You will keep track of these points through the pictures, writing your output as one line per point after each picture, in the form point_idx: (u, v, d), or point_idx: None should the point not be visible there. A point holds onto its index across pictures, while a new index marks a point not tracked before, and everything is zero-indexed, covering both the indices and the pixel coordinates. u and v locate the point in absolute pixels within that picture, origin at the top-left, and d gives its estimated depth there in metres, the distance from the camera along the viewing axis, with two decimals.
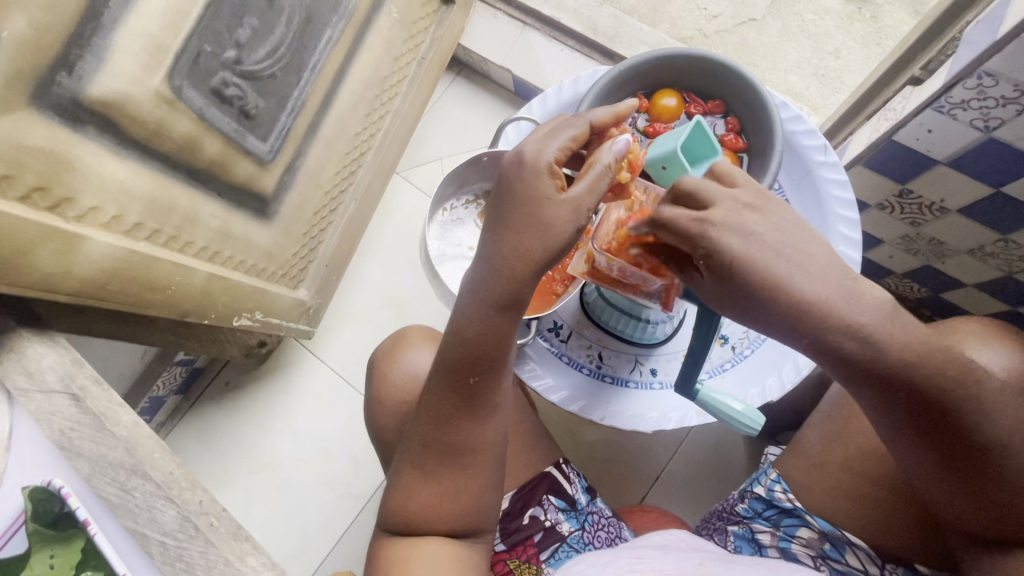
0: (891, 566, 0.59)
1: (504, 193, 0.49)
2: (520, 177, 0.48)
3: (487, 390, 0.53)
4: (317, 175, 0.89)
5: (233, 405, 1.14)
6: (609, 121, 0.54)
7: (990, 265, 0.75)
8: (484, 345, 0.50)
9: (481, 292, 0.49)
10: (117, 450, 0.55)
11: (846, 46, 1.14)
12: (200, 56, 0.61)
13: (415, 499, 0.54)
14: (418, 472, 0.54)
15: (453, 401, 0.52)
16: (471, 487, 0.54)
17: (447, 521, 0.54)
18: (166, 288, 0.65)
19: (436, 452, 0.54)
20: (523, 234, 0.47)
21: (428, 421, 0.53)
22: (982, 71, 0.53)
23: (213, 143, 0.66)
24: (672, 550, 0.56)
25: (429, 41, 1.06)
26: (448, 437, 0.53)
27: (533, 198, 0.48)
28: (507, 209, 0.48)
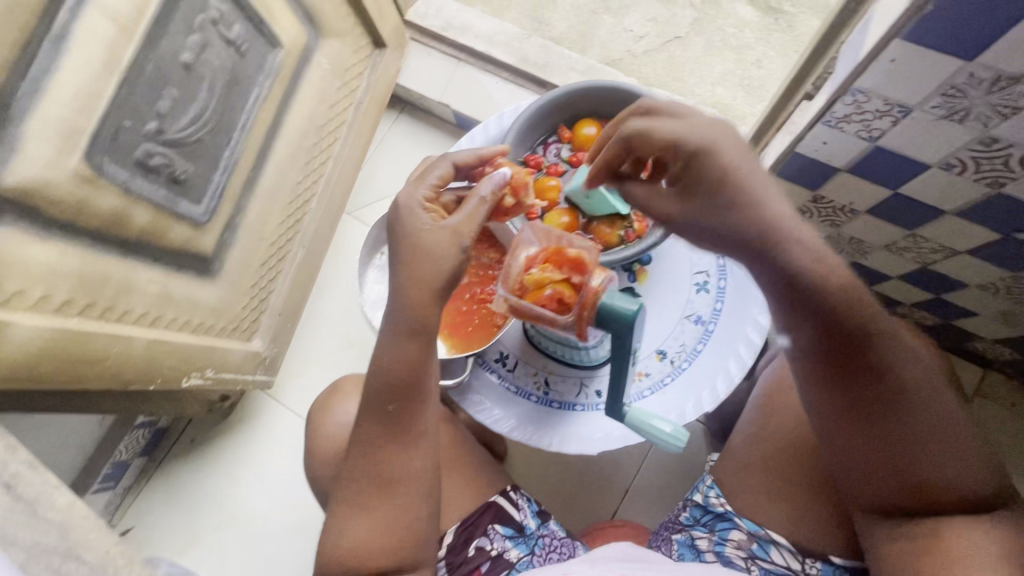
0: (812, 561, 0.62)
1: (392, 236, 0.53)
2: (400, 221, 0.53)
3: (411, 416, 0.55)
4: (260, 227, 0.90)
5: (200, 461, 1.14)
6: (473, 161, 0.58)
7: (907, 259, 0.79)
8: (400, 373, 0.53)
9: (388, 321, 0.53)
10: (49, 535, 0.52)
11: (768, 56, 1.19)
12: (119, 131, 0.62)
13: (350, 534, 0.55)
14: (352, 507, 0.55)
15: (380, 429, 0.55)
16: (405, 518, 0.55)
17: (383, 555, 0.54)
18: (104, 360, 0.66)
19: (368, 484, 0.55)
20: (413, 267, 0.51)
21: (359, 453, 0.56)
22: (855, 89, 0.55)
23: (142, 213, 0.68)
24: (597, 561, 0.58)
25: (365, 85, 1.09)
26: (378, 467, 0.55)
27: (414, 236, 0.52)
28: (396, 249, 0.53)
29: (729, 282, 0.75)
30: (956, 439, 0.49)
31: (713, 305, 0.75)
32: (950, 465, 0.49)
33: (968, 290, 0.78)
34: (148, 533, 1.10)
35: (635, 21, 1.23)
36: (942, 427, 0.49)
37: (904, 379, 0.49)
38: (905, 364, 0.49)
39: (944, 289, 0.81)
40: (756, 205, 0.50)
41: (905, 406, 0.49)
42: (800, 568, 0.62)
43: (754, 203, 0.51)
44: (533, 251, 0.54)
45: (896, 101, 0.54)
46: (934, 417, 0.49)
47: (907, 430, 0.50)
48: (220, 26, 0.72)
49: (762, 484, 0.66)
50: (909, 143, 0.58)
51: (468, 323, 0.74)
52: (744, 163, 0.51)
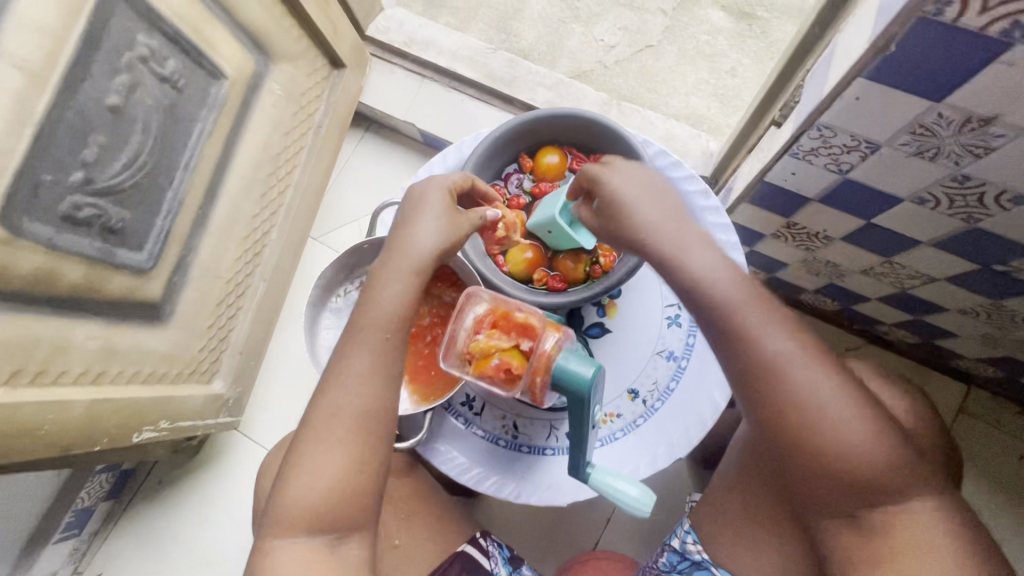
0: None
1: (414, 200, 0.61)
2: (424, 188, 0.61)
3: (399, 349, 0.56)
4: (214, 266, 0.86)
5: (169, 502, 1.10)
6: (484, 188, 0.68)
7: (885, 283, 0.76)
8: (395, 317, 0.56)
9: (384, 272, 0.57)
10: None
11: (742, 63, 1.16)
12: (38, 186, 0.58)
13: (320, 475, 0.51)
14: (316, 448, 0.52)
15: (362, 360, 0.54)
16: (368, 467, 0.53)
17: (356, 496, 0.52)
18: (37, 429, 0.61)
19: (335, 423, 0.53)
20: (428, 226, 0.59)
21: (337, 385, 0.53)
22: (819, 124, 0.52)
23: (73, 269, 0.63)
24: None
25: (324, 108, 1.04)
26: (356, 397, 0.53)
27: (435, 204, 0.60)
28: (414, 211, 0.60)
29: None
30: (832, 427, 0.48)
31: (685, 339, 0.72)
32: (860, 448, 0.48)
33: (949, 313, 0.76)
34: None
35: (605, 30, 1.19)
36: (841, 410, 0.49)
37: (779, 363, 0.49)
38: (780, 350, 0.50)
39: (924, 311, 0.78)
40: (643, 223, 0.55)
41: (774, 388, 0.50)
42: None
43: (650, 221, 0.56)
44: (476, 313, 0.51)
45: (863, 137, 0.50)
46: (832, 401, 0.49)
47: (808, 420, 0.49)
48: (151, 63, 0.67)
49: (741, 533, 0.63)
50: (879, 177, 0.55)
51: (430, 368, 0.70)
52: (639, 195, 0.56)
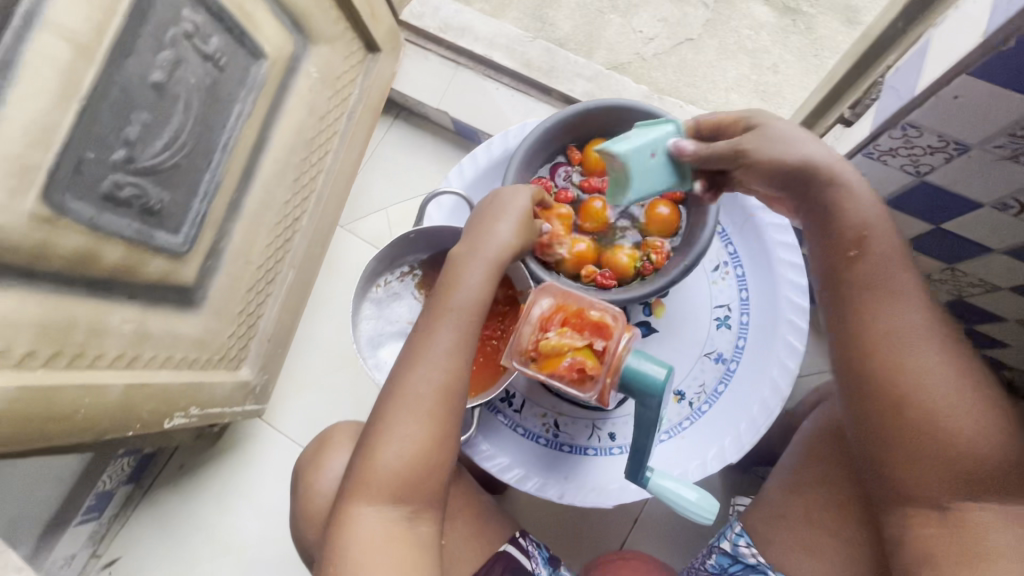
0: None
1: (496, 202, 0.60)
2: (507, 194, 0.60)
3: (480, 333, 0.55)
4: (247, 251, 0.84)
5: (189, 489, 1.09)
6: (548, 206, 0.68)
7: (941, 290, 0.74)
8: (481, 295, 0.55)
9: (468, 250, 0.57)
10: None
11: (784, 60, 1.13)
12: (82, 163, 0.55)
13: (403, 448, 0.52)
14: (402, 416, 0.52)
15: (449, 331, 0.54)
16: (450, 442, 0.53)
17: (433, 473, 0.53)
18: (74, 414, 0.60)
19: (424, 394, 0.52)
20: (510, 223, 0.58)
21: (422, 357, 0.53)
22: (905, 122, 0.50)
23: (113, 250, 0.61)
24: None
25: (358, 92, 1.02)
26: (440, 375, 0.53)
27: (516, 209, 0.59)
28: (494, 210, 0.59)
29: (753, 317, 0.70)
30: (950, 395, 0.51)
31: (735, 342, 0.70)
32: (971, 434, 0.50)
33: (1005, 323, 0.73)
34: (136, 563, 1.06)
35: (644, 22, 1.15)
36: (959, 394, 0.51)
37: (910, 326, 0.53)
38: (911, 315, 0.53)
39: (977, 321, 0.76)
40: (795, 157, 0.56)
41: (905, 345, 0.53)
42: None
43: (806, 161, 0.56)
44: (541, 311, 0.49)
45: (953, 138, 0.48)
46: (955, 386, 0.51)
47: (922, 394, 0.51)
48: (195, 40, 0.65)
49: (798, 534, 0.63)
50: (960, 180, 0.52)
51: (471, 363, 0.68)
52: (791, 136, 0.56)
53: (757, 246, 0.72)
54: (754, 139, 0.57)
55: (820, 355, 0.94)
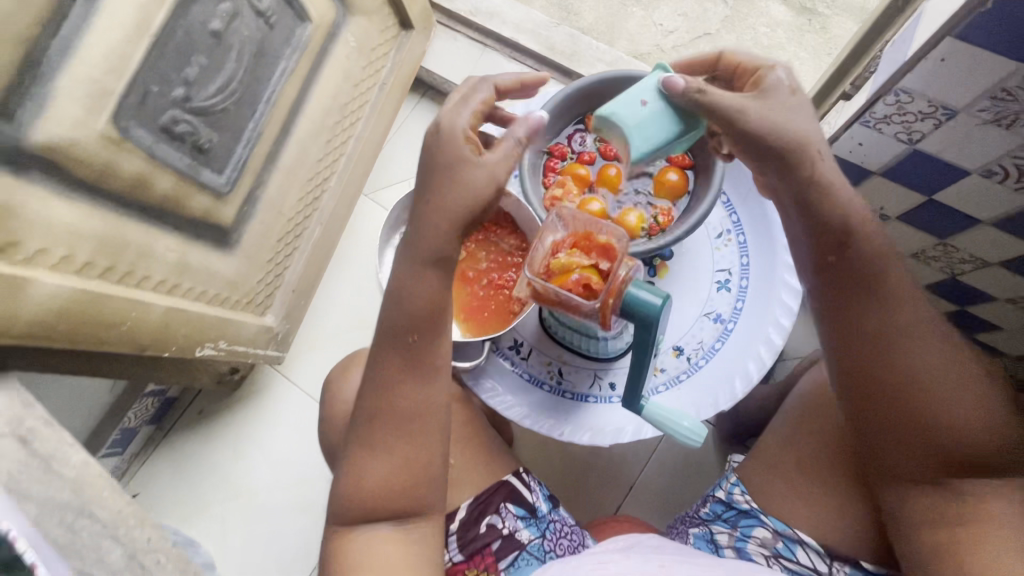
0: (838, 564, 0.61)
1: (431, 163, 0.54)
2: (438, 146, 0.54)
3: (428, 347, 0.57)
4: (279, 202, 0.90)
5: (207, 433, 1.14)
6: (513, 86, 0.59)
7: (934, 269, 0.77)
8: (424, 312, 0.55)
9: (405, 254, 0.55)
10: (62, 492, 0.50)
11: (799, 57, 1.17)
12: (146, 96, 0.61)
13: (367, 476, 0.56)
14: (370, 448, 0.57)
15: (398, 364, 0.56)
16: (423, 460, 0.57)
17: (403, 494, 0.56)
18: (122, 324, 0.65)
19: (384, 426, 0.56)
20: (443, 198, 0.53)
21: (373, 389, 0.57)
22: (898, 88, 0.54)
23: (165, 180, 0.67)
24: (635, 553, 0.59)
25: (390, 66, 1.07)
26: (394, 401, 0.56)
27: (454, 165, 0.53)
28: (431, 176, 0.54)
29: (752, 280, 0.74)
30: (952, 386, 0.52)
31: (734, 304, 0.74)
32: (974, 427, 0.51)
33: (996, 303, 0.77)
34: (152, 500, 1.12)
35: (665, 15, 1.21)
36: (961, 387, 0.52)
37: (909, 320, 0.54)
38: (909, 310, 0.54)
39: (970, 302, 0.80)
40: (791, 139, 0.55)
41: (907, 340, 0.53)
42: (826, 569, 0.60)
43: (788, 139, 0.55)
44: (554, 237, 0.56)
45: (940, 103, 0.52)
46: (957, 377, 0.52)
47: (925, 391, 0.52)
48: None
49: (795, 484, 0.65)
50: (948, 148, 0.56)
51: (485, 309, 0.73)
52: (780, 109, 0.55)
53: (760, 217, 0.76)
54: (752, 104, 0.55)
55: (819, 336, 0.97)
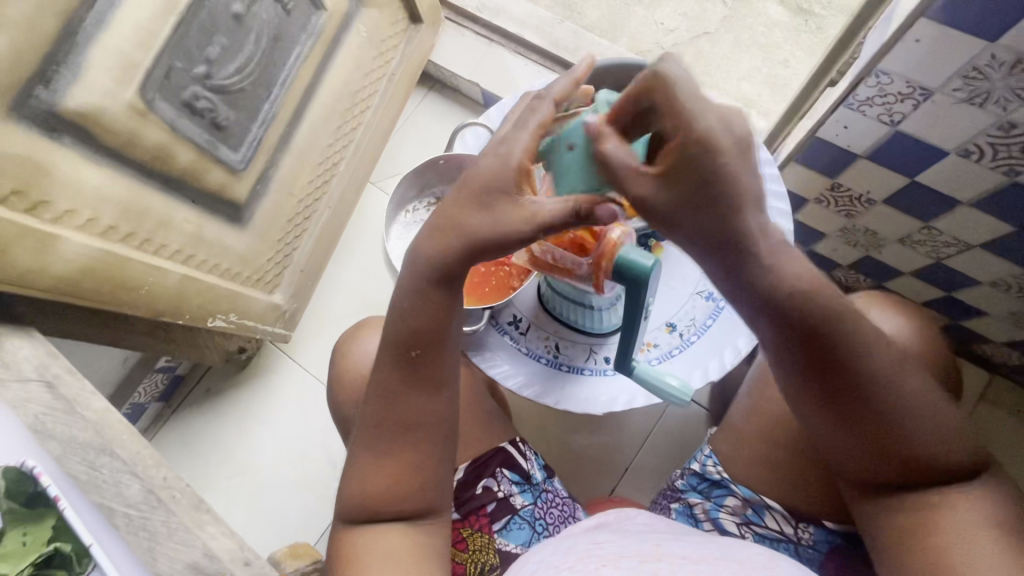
0: (803, 526, 0.63)
1: (470, 190, 0.49)
2: (484, 171, 0.49)
3: (432, 362, 0.54)
4: (291, 183, 0.93)
5: (213, 411, 1.17)
6: (568, 93, 0.51)
7: (921, 253, 0.79)
8: (429, 325, 0.53)
9: (425, 269, 0.51)
10: (86, 432, 0.58)
11: (795, 56, 1.20)
12: (171, 71, 0.65)
13: (369, 483, 0.54)
14: (372, 456, 0.54)
15: (401, 375, 0.54)
16: (427, 468, 0.54)
17: (406, 497, 0.54)
18: (140, 287, 0.69)
19: (388, 432, 0.54)
20: (466, 219, 0.49)
21: (375, 401, 0.54)
22: (878, 70, 0.57)
23: (185, 153, 0.71)
24: (630, 534, 0.55)
25: (399, 57, 1.11)
26: (398, 412, 0.54)
27: (493, 195, 0.48)
28: (463, 202, 0.49)
29: None
30: (923, 422, 0.46)
31: None
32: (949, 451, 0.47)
33: (981, 288, 0.79)
34: None
35: (666, 14, 1.25)
36: (933, 417, 0.46)
37: (872, 366, 0.45)
38: (870, 355, 0.45)
39: (957, 287, 0.82)
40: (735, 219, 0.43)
41: (873, 391, 0.46)
42: (793, 532, 0.63)
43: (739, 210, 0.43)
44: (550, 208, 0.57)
45: (918, 83, 0.56)
46: (928, 410, 0.46)
47: (899, 437, 0.46)
48: None
49: (761, 454, 0.65)
50: (928, 128, 0.60)
51: (486, 283, 0.76)
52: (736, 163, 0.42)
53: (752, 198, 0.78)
54: (692, 182, 0.42)
55: None
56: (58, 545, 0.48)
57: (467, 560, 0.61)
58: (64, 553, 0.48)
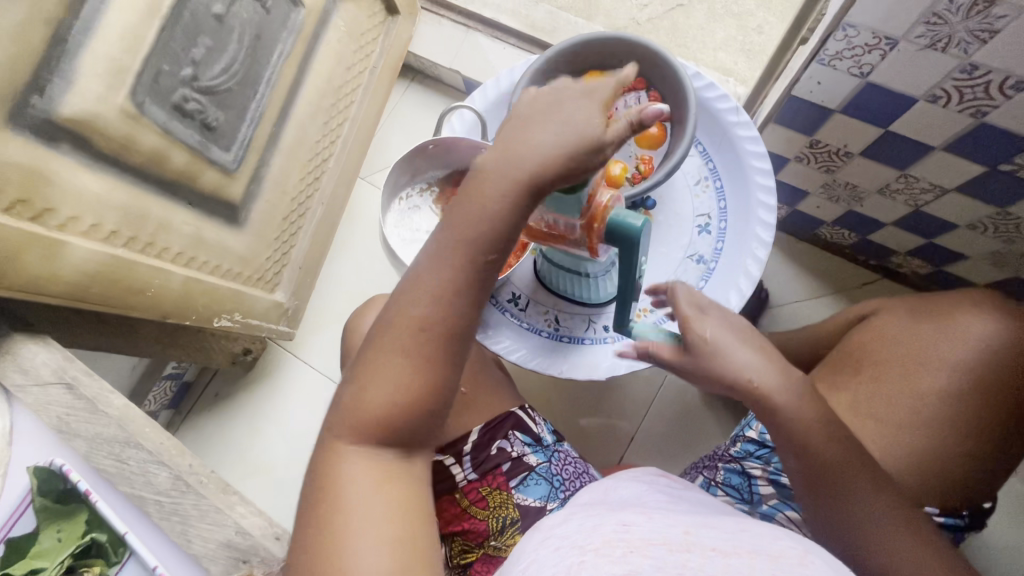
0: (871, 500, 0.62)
1: (546, 113, 0.50)
2: (566, 104, 0.50)
3: (493, 272, 0.50)
4: (283, 182, 0.94)
5: (223, 414, 1.18)
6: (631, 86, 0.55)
7: (900, 202, 0.82)
8: (503, 228, 0.49)
9: (516, 164, 0.48)
10: (111, 427, 0.62)
11: (768, 22, 1.22)
12: (159, 75, 0.66)
13: (392, 388, 0.49)
14: (402, 355, 0.49)
15: (451, 272, 0.49)
16: (444, 397, 0.51)
17: (419, 418, 0.50)
18: (146, 290, 0.70)
19: (422, 337, 0.49)
20: (544, 132, 0.49)
21: (428, 296, 0.49)
22: (845, 24, 0.60)
23: (179, 155, 0.72)
24: (656, 514, 0.50)
25: (379, 51, 1.12)
26: (444, 317, 0.49)
27: (576, 125, 0.49)
28: (546, 127, 0.49)
29: (729, 220, 0.80)
30: (908, 544, 0.52)
31: (715, 244, 0.80)
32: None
33: (959, 231, 0.82)
34: None
35: None
36: (916, 546, 0.52)
37: (864, 490, 0.54)
38: (864, 480, 0.54)
39: (937, 232, 0.85)
40: (735, 364, 0.57)
41: (864, 512, 0.54)
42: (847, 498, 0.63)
43: (738, 355, 0.57)
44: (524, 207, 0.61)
45: (883, 33, 0.58)
46: (911, 535, 0.53)
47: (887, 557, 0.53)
48: None
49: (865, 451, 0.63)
50: (897, 76, 0.62)
51: None
52: (729, 335, 0.59)
53: (734, 161, 0.80)
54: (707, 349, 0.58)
55: (804, 281, 1.02)
56: (93, 536, 0.59)
57: (487, 516, 0.65)
58: (99, 542, 0.59)
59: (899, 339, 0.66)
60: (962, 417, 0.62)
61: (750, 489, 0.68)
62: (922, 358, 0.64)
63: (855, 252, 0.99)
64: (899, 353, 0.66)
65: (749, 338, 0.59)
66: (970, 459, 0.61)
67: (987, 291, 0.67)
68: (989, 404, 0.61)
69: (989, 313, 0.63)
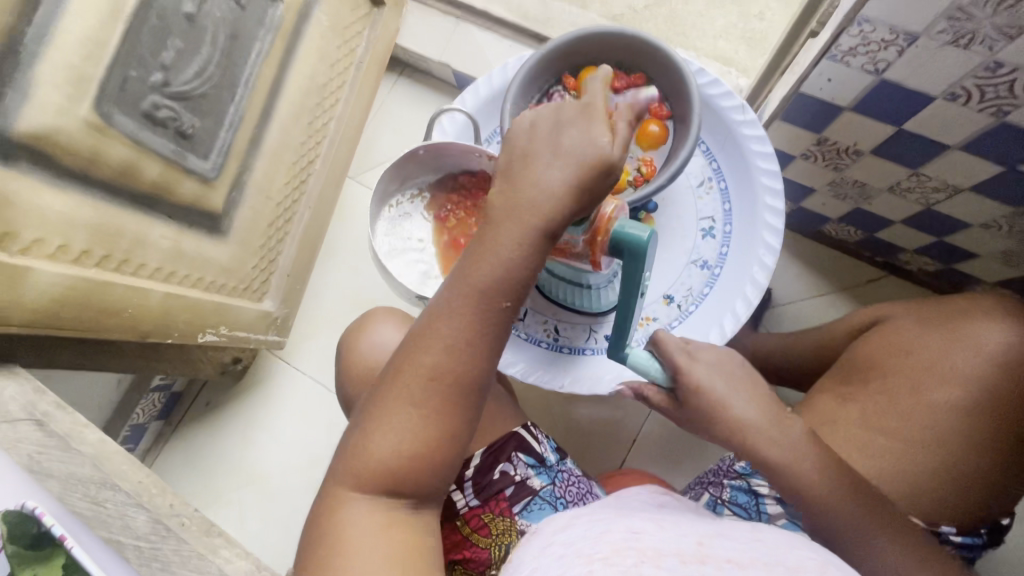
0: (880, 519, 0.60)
1: (544, 146, 0.48)
2: (563, 131, 0.47)
3: (499, 318, 0.48)
4: (267, 188, 0.89)
5: (215, 424, 1.15)
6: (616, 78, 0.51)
7: (911, 201, 0.79)
8: (511, 275, 0.47)
9: (518, 210, 0.47)
10: (86, 467, 0.66)
11: (770, 7, 1.17)
12: (125, 82, 0.62)
13: (399, 442, 0.48)
14: (408, 407, 0.48)
15: (457, 322, 0.47)
16: (452, 447, 0.50)
17: (428, 468, 0.49)
18: (122, 311, 0.67)
19: (428, 389, 0.47)
20: (539, 169, 0.47)
21: (437, 347, 0.47)
22: (860, 18, 0.56)
23: (152, 166, 0.68)
24: (668, 522, 0.47)
25: (365, 44, 1.06)
26: (449, 366, 0.47)
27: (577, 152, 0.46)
28: (548, 162, 0.47)
29: (733, 224, 0.77)
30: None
31: (719, 249, 0.77)
32: None
33: (971, 230, 0.79)
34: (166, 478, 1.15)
35: None
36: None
37: (869, 532, 0.55)
38: (867, 522, 0.55)
39: (947, 231, 0.81)
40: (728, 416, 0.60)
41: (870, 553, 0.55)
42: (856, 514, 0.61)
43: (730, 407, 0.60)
44: None
45: (901, 28, 0.55)
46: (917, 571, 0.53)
47: None
48: None
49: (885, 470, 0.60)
50: (914, 73, 0.59)
51: None
52: (722, 384, 0.61)
53: (738, 162, 0.77)
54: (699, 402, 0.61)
55: (809, 280, 0.99)
56: None
57: (490, 544, 0.61)
58: None
59: (908, 353, 0.64)
60: (974, 433, 0.59)
61: (758, 508, 0.65)
62: (932, 372, 0.62)
63: (861, 250, 0.97)
64: (909, 365, 0.63)
65: (738, 381, 0.62)
66: (989, 474, 0.59)
67: (1000, 296, 0.64)
68: (1004, 418, 0.59)
69: (1002, 321, 0.61)
